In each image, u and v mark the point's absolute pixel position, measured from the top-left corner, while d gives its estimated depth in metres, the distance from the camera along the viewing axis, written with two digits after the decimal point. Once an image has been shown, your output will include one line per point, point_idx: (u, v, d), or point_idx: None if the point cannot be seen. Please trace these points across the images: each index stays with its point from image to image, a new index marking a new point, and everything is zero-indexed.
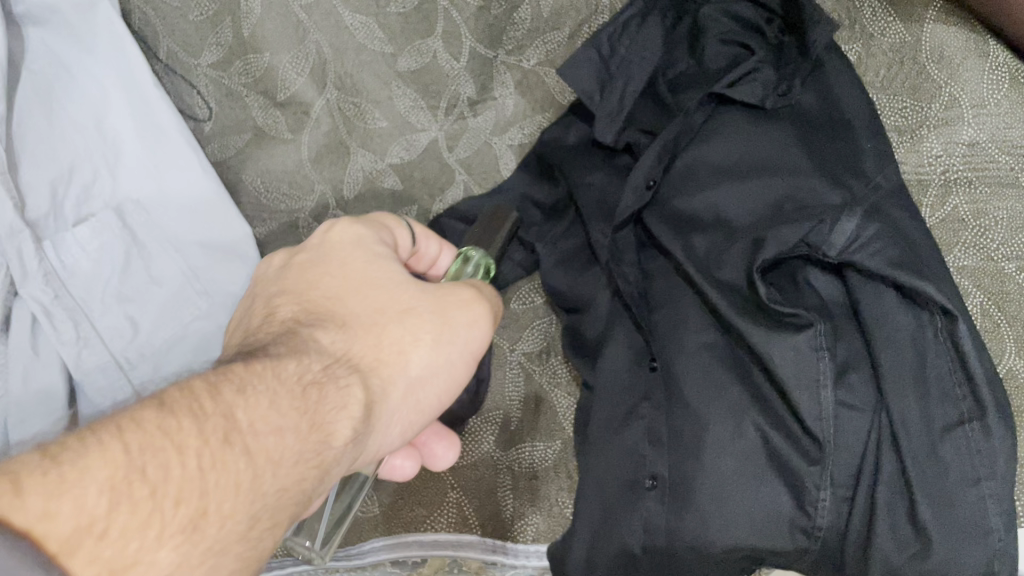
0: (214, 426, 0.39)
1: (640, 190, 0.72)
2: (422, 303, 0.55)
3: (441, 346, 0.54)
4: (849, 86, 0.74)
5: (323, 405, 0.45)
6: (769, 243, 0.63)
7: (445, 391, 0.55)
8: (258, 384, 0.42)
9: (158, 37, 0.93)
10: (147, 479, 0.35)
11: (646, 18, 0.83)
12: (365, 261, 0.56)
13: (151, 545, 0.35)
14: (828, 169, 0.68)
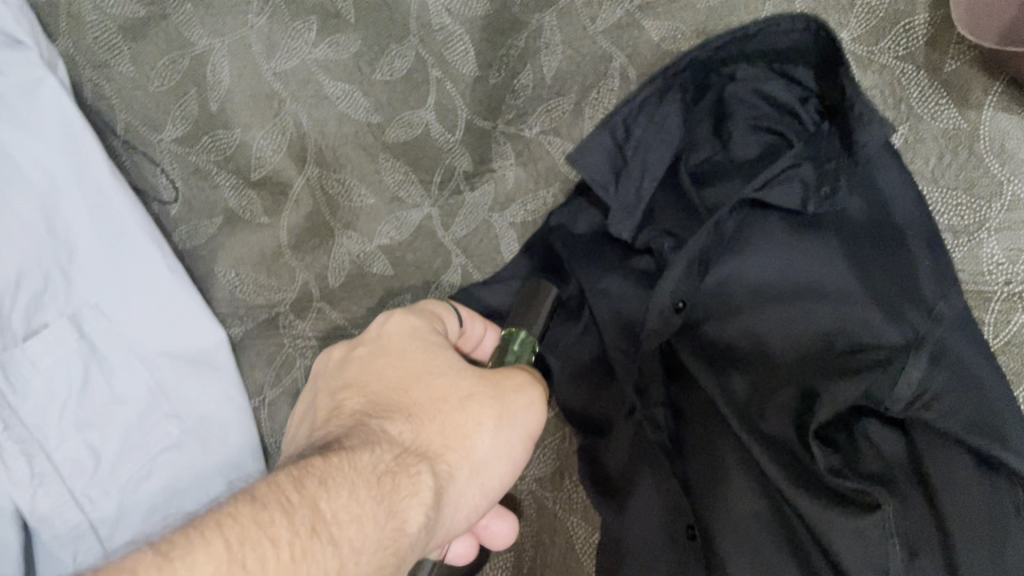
0: (302, 517, 0.41)
1: (667, 312, 0.63)
2: (479, 389, 0.52)
3: (503, 430, 0.52)
4: (901, 183, 0.64)
5: (397, 489, 0.45)
6: (826, 405, 0.54)
7: (512, 469, 0.53)
8: (339, 475, 0.43)
9: (115, 110, 0.83)
10: (248, 575, 0.38)
11: (665, 96, 0.73)
12: (423, 349, 0.54)
13: None
14: (884, 298, 0.59)
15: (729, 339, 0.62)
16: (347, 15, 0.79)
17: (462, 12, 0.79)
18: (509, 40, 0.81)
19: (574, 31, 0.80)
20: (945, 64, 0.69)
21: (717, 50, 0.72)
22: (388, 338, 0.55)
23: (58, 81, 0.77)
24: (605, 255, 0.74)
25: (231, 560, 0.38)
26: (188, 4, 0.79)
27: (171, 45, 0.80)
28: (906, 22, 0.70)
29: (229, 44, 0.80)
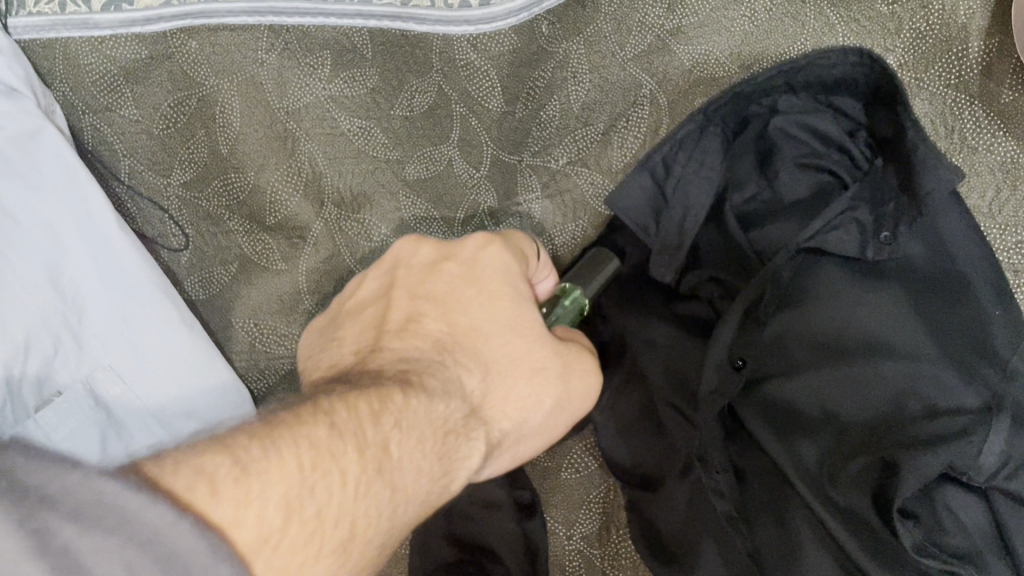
0: (373, 452, 0.38)
1: (725, 369, 0.60)
2: (552, 364, 0.50)
3: (552, 414, 0.51)
4: (963, 227, 0.61)
5: (454, 446, 0.44)
6: (905, 479, 0.52)
7: (542, 439, 0.52)
8: (410, 418, 0.41)
9: (117, 155, 0.78)
10: (316, 500, 0.34)
11: (705, 131, 0.68)
12: (514, 301, 0.50)
13: (310, 562, 0.33)
14: (957, 355, 0.56)
15: (793, 401, 0.60)
16: (364, 51, 0.75)
17: (488, 46, 0.74)
18: (534, 71, 0.75)
19: (601, 59, 0.75)
20: (1003, 94, 0.67)
21: (760, 84, 0.67)
22: (477, 266, 0.51)
23: (58, 131, 0.73)
24: (645, 299, 0.71)
25: (305, 480, 0.34)
26: (193, 41, 0.75)
27: (176, 85, 0.76)
28: (960, 48, 0.67)
29: (239, 82, 0.76)
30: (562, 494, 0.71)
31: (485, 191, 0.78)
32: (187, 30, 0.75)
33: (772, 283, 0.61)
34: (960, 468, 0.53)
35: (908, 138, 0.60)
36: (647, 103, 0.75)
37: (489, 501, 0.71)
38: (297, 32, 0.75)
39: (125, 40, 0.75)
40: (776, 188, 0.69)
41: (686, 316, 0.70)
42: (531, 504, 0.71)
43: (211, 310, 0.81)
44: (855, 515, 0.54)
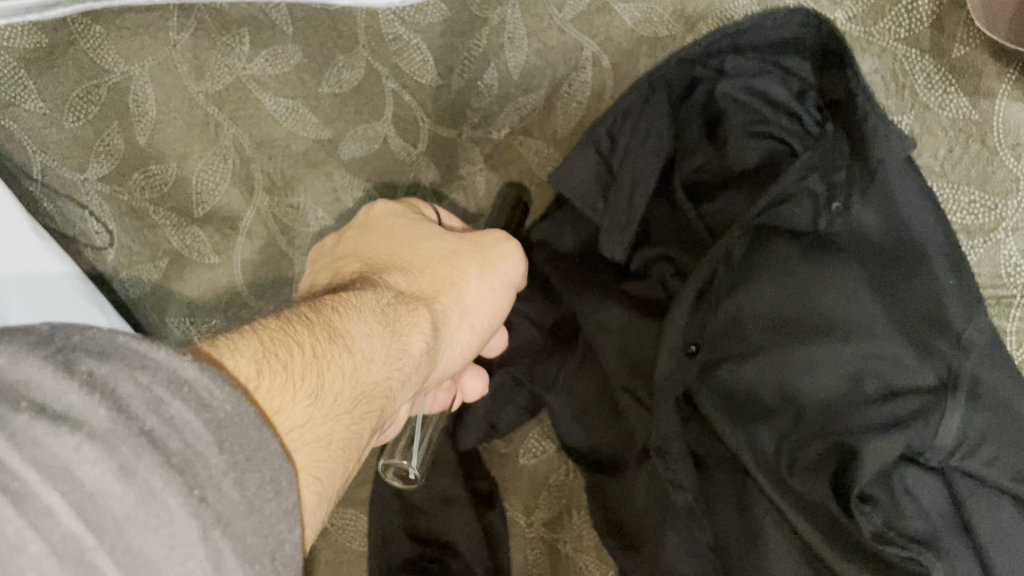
0: (319, 327, 0.41)
1: (678, 354, 0.59)
2: (462, 244, 0.54)
3: (487, 280, 0.54)
4: (916, 194, 0.59)
5: (398, 317, 0.46)
6: (863, 463, 0.51)
7: (492, 308, 0.54)
8: (345, 302, 0.44)
9: (27, 153, 0.71)
10: (281, 359, 0.37)
11: (651, 98, 0.66)
12: (407, 219, 0.56)
13: (288, 404, 0.35)
14: (914, 333, 0.55)
15: (751, 384, 0.58)
16: (284, 27, 0.71)
17: (415, 19, 0.70)
18: (469, 41, 0.72)
19: (538, 23, 0.71)
20: (954, 49, 0.63)
21: (705, 49, 0.65)
22: (372, 227, 0.56)
23: None
24: (597, 278, 0.69)
25: (263, 347, 0.37)
26: (98, 25, 0.69)
27: (83, 73, 0.70)
28: (909, 2, 0.64)
29: (152, 67, 0.70)
30: (520, 480, 0.70)
31: (424, 166, 0.77)
32: (91, 13, 0.69)
33: (723, 262, 0.59)
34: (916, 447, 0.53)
35: (858, 106, 0.59)
36: (588, 66, 0.72)
37: (445, 495, 0.69)
38: (210, 9, 0.70)
39: (23, 29, 0.68)
40: (725, 157, 0.66)
41: (639, 295, 0.68)
42: (490, 493, 0.70)
43: (145, 308, 0.77)
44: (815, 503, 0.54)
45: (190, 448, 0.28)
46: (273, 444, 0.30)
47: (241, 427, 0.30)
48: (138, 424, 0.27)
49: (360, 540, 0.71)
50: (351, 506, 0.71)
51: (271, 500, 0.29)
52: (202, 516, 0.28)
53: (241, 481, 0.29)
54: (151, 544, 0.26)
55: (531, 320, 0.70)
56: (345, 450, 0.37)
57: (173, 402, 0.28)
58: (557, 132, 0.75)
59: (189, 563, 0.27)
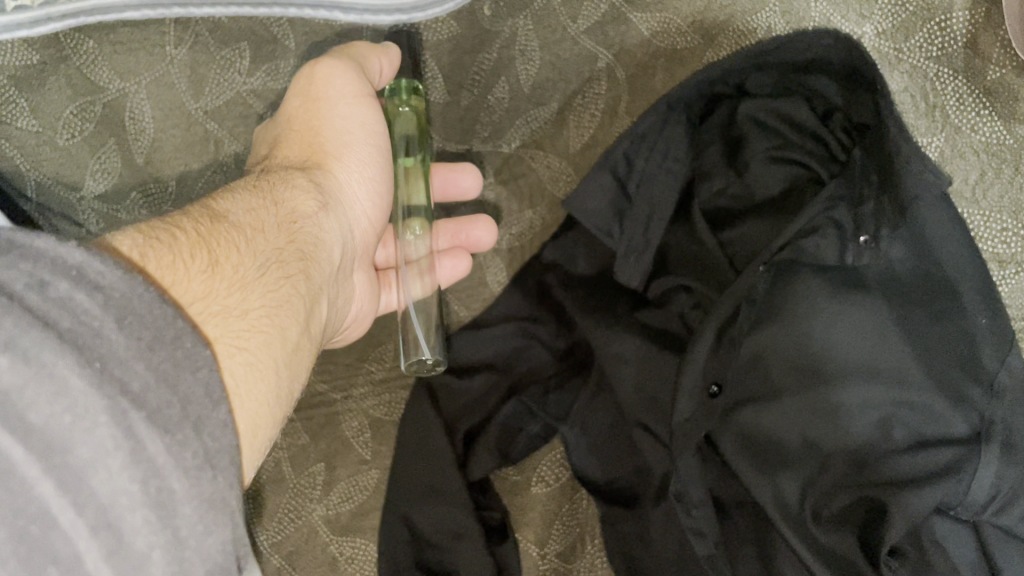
0: (199, 215, 0.43)
1: (700, 395, 0.59)
2: (308, 98, 0.57)
3: (351, 109, 0.58)
4: (949, 226, 0.56)
5: (282, 192, 0.50)
6: (897, 523, 0.52)
7: (371, 147, 0.58)
8: (220, 195, 0.47)
9: (19, 170, 0.68)
10: (166, 242, 0.39)
11: (669, 119, 0.64)
12: (277, 120, 0.59)
13: (183, 277, 0.38)
14: (946, 377, 0.54)
15: (775, 426, 0.59)
16: (286, 42, 0.66)
17: (425, 35, 0.65)
18: (479, 55, 0.65)
19: (550, 35, 0.64)
20: (988, 71, 0.58)
21: (729, 66, 0.60)
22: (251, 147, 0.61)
23: None
24: (612, 302, 0.68)
25: (142, 234, 0.39)
26: (90, 40, 0.65)
27: (76, 90, 0.66)
28: (942, 18, 0.58)
29: (147, 84, 0.67)
30: (533, 509, 0.69)
31: None
32: (81, 29, 0.65)
33: (747, 298, 0.58)
34: (947, 501, 0.53)
35: (889, 135, 0.55)
36: (603, 79, 0.66)
37: (456, 530, 0.66)
38: (207, 23, 0.65)
39: (13, 45, 0.64)
40: (747, 182, 0.65)
41: (656, 324, 0.67)
42: (502, 527, 0.68)
43: None
44: (842, 557, 0.55)
45: (83, 324, 0.29)
46: (178, 323, 0.32)
47: (144, 312, 0.31)
48: (25, 304, 0.29)
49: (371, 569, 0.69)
50: (362, 535, 0.69)
51: (191, 372, 0.32)
52: (105, 387, 0.29)
53: (146, 361, 0.30)
54: (53, 418, 0.28)
55: (543, 342, 0.70)
56: (260, 313, 0.41)
57: (61, 284, 0.30)
58: (572, 146, 0.69)
59: (98, 435, 0.28)
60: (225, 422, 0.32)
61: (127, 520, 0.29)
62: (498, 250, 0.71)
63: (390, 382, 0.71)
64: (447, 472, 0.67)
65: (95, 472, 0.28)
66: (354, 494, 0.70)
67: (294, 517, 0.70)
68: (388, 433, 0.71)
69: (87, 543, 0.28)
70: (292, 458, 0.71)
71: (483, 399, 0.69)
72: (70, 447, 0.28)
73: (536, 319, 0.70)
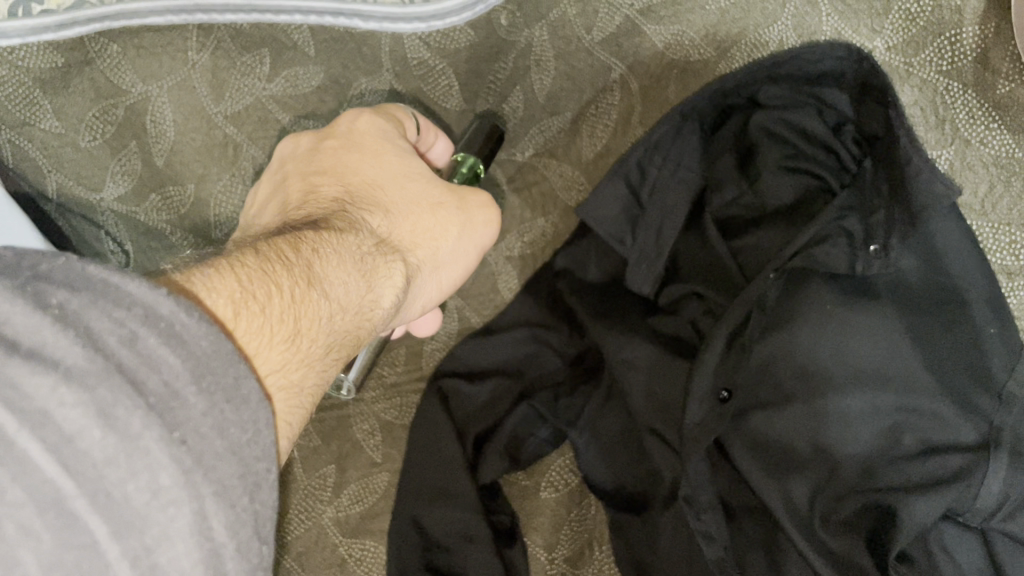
0: (302, 270, 0.41)
1: (710, 401, 0.60)
2: (446, 195, 0.53)
3: (463, 238, 0.54)
4: (958, 236, 0.57)
5: (381, 273, 0.46)
6: (908, 529, 0.53)
7: (460, 272, 0.55)
8: (328, 246, 0.43)
9: (42, 170, 0.69)
10: (262, 306, 0.37)
11: (683, 129, 0.65)
12: (404, 159, 0.53)
13: (264, 347, 0.37)
14: (956, 387, 0.55)
15: (782, 433, 0.60)
16: (306, 48, 0.66)
17: (443, 43, 0.66)
18: (495, 64, 0.67)
19: (567, 46, 0.65)
20: (999, 85, 0.58)
21: (740, 77, 0.61)
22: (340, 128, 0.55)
23: None
24: (624, 311, 0.69)
25: (241, 285, 0.37)
26: (115, 44, 0.66)
27: (99, 93, 0.67)
28: (953, 33, 0.58)
29: (169, 88, 0.67)
30: (543, 514, 0.69)
31: None
32: (107, 34, 0.65)
33: (758, 305, 0.60)
34: (956, 507, 0.55)
35: (901, 148, 0.56)
36: (618, 90, 0.66)
37: (467, 533, 0.67)
38: (230, 28, 0.66)
39: (39, 49, 0.65)
40: (758, 192, 0.66)
41: (667, 331, 0.68)
42: (511, 530, 0.69)
43: None
44: (850, 561, 0.56)
45: (166, 386, 0.29)
46: (251, 391, 0.32)
47: (220, 373, 0.31)
48: (115, 361, 0.28)
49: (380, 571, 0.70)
50: (372, 538, 0.70)
51: (251, 438, 0.31)
52: (180, 457, 0.29)
53: (217, 425, 0.30)
54: (136, 491, 0.28)
55: (554, 349, 0.71)
56: (311, 392, 0.40)
57: (149, 337, 0.29)
58: (585, 156, 0.69)
59: (172, 511, 0.29)
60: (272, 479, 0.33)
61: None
62: (510, 257, 0.72)
63: (403, 386, 0.72)
64: (458, 476, 0.67)
65: (166, 549, 0.28)
66: (364, 497, 0.70)
67: (305, 517, 0.70)
68: (399, 437, 0.71)
69: None
70: (303, 460, 0.71)
71: (493, 404, 0.70)
72: (141, 515, 0.28)
73: (548, 326, 0.71)
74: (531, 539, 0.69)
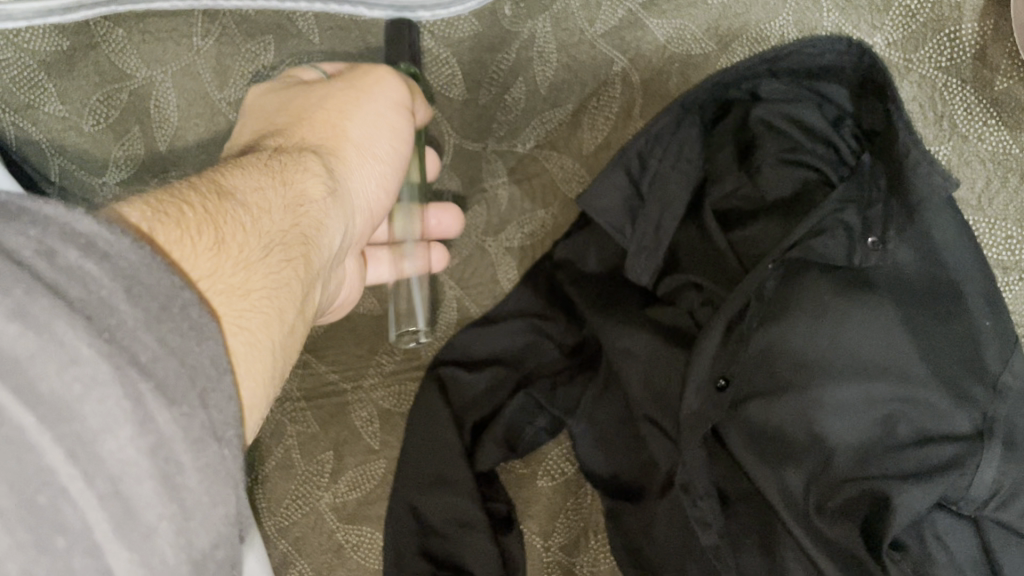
0: (208, 186, 0.41)
1: (706, 389, 0.60)
2: (334, 87, 0.55)
3: (370, 111, 0.54)
4: (954, 232, 0.58)
5: (297, 172, 0.47)
6: (901, 514, 0.54)
7: (395, 147, 0.55)
8: (233, 168, 0.44)
9: (45, 155, 0.68)
10: (174, 219, 0.37)
11: (683, 121, 0.65)
12: (295, 91, 0.56)
13: (188, 253, 0.36)
14: (948, 376, 0.56)
15: (782, 421, 0.60)
16: (311, 36, 0.66)
17: (447, 32, 0.66)
18: (497, 55, 0.66)
19: (568, 37, 0.65)
20: (997, 81, 0.59)
21: (741, 70, 0.62)
22: (251, 106, 0.57)
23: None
24: (623, 302, 0.69)
25: (150, 206, 0.37)
26: (120, 28, 0.65)
27: (103, 77, 0.66)
28: (953, 29, 0.59)
29: (173, 73, 0.67)
30: (540, 502, 0.70)
31: (450, 180, 0.71)
32: (111, 17, 0.65)
33: (756, 296, 0.60)
34: (950, 496, 0.56)
35: (899, 140, 0.57)
36: (620, 81, 0.67)
37: (464, 522, 0.67)
38: (235, 15, 0.65)
39: (43, 31, 0.64)
40: (757, 183, 0.67)
41: (666, 323, 0.68)
42: (508, 517, 0.69)
43: None
44: (849, 551, 0.56)
45: (91, 292, 0.28)
46: (182, 291, 0.31)
47: (152, 281, 0.30)
48: (34, 271, 0.28)
49: (375, 557, 0.70)
50: (368, 524, 0.70)
51: (197, 343, 0.30)
52: (114, 358, 0.28)
53: (151, 328, 0.29)
54: (63, 387, 0.27)
55: (552, 338, 0.71)
56: (262, 294, 0.39)
57: (68, 252, 0.29)
58: (586, 148, 0.69)
59: (106, 404, 0.27)
60: (228, 393, 0.31)
61: (139, 491, 0.28)
62: (510, 248, 0.72)
63: (400, 374, 0.72)
64: (454, 467, 0.68)
65: (107, 441, 0.27)
66: (360, 483, 0.71)
67: (301, 504, 0.71)
68: (397, 424, 0.71)
69: (97, 513, 0.27)
70: (301, 445, 0.72)
71: (493, 392, 0.71)
72: (79, 415, 0.27)
73: (547, 317, 0.71)
74: (527, 525, 0.70)
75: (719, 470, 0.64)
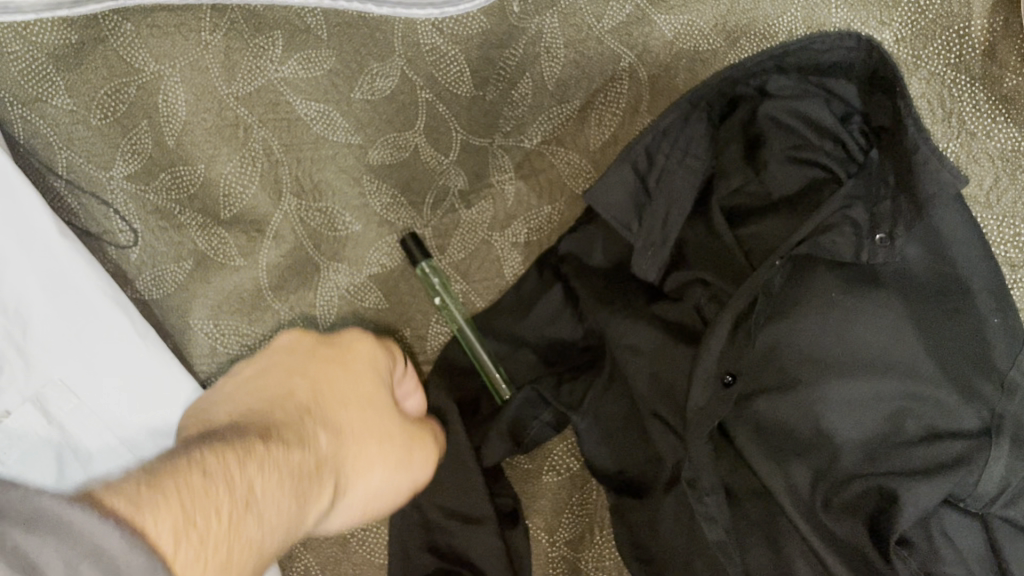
0: (240, 493, 0.38)
1: (713, 385, 0.60)
2: (395, 424, 0.56)
3: (397, 471, 0.55)
4: (963, 227, 0.59)
5: (312, 489, 0.45)
6: (909, 509, 0.54)
7: (393, 494, 0.55)
8: (267, 458, 0.42)
9: (50, 147, 0.67)
10: (200, 530, 0.34)
11: (690, 117, 0.64)
12: (361, 381, 0.56)
13: (192, 564, 0.33)
14: (956, 372, 0.56)
15: (788, 418, 0.60)
16: (319, 32, 0.66)
17: (455, 30, 0.66)
18: (504, 51, 0.67)
19: (576, 33, 0.66)
20: (1005, 78, 0.60)
21: (750, 66, 0.62)
22: (286, 356, 0.57)
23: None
24: (628, 297, 0.69)
25: (172, 499, 0.34)
26: (129, 23, 0.65)
27: (112, 72, 0.66)
28: (961, 26, 0.60)
29: (181, 68, 0.66)
30: (546, 496, 0.71)
31: (455, 175, 0.72)
32: (120, 11, 0.65)
33: (762, 292, 0.60)
34: (957, 492, 0.55)
35: (907, 135, 0.57)
36: (626, 79, 0.68)
37: (468, 516, 0.67)
38: (245, 10, 0.66)
39: (52, 24, 0.64)
40: (764, 180, 0.67)
41: (673, 320, 0.68)
42: (513, 512, 0.69)
43: (167, 313, 0.71)
44: (853, 546, 0.56)
45: None
46: None
47: None
48: None
49: (381, 552, 0.70)
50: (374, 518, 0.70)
51: None
52: None
53: None
54: None
55: (559, 334, 0.71)
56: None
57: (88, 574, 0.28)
58: (593, 144, 0.70)
59: None
60: None
61: None
62: (516, 243, 0.73)
63: (406, 369, 0.72)
64: (461, 463, 0.67)
65: None
66: None
67: None
68: (403, 419, 0.72)
69: None
70: None
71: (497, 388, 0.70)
72: None
73: (554, 315, 0.71)
74: (532, 521, 0.70)
75: (727, 467, 0.64)
